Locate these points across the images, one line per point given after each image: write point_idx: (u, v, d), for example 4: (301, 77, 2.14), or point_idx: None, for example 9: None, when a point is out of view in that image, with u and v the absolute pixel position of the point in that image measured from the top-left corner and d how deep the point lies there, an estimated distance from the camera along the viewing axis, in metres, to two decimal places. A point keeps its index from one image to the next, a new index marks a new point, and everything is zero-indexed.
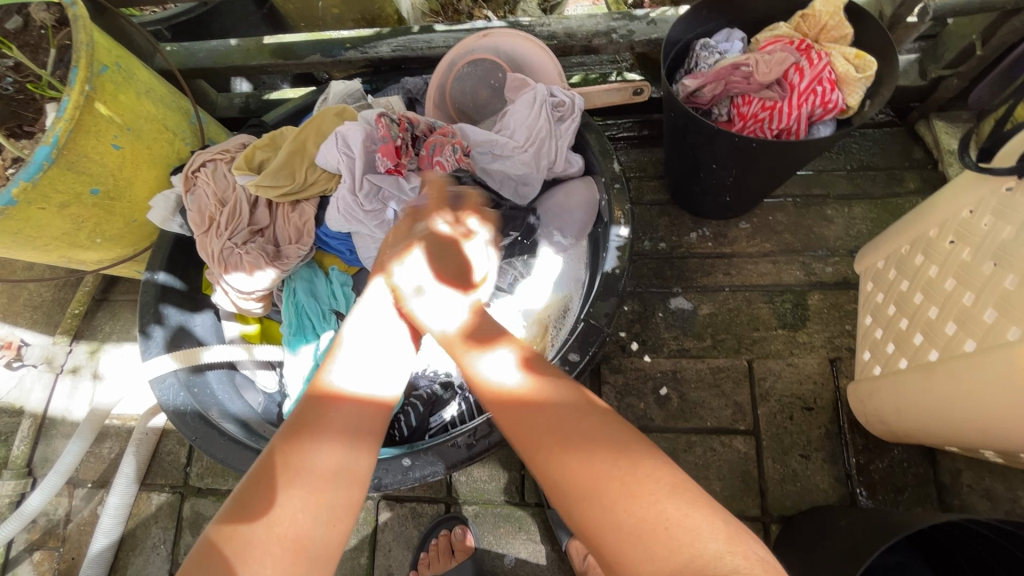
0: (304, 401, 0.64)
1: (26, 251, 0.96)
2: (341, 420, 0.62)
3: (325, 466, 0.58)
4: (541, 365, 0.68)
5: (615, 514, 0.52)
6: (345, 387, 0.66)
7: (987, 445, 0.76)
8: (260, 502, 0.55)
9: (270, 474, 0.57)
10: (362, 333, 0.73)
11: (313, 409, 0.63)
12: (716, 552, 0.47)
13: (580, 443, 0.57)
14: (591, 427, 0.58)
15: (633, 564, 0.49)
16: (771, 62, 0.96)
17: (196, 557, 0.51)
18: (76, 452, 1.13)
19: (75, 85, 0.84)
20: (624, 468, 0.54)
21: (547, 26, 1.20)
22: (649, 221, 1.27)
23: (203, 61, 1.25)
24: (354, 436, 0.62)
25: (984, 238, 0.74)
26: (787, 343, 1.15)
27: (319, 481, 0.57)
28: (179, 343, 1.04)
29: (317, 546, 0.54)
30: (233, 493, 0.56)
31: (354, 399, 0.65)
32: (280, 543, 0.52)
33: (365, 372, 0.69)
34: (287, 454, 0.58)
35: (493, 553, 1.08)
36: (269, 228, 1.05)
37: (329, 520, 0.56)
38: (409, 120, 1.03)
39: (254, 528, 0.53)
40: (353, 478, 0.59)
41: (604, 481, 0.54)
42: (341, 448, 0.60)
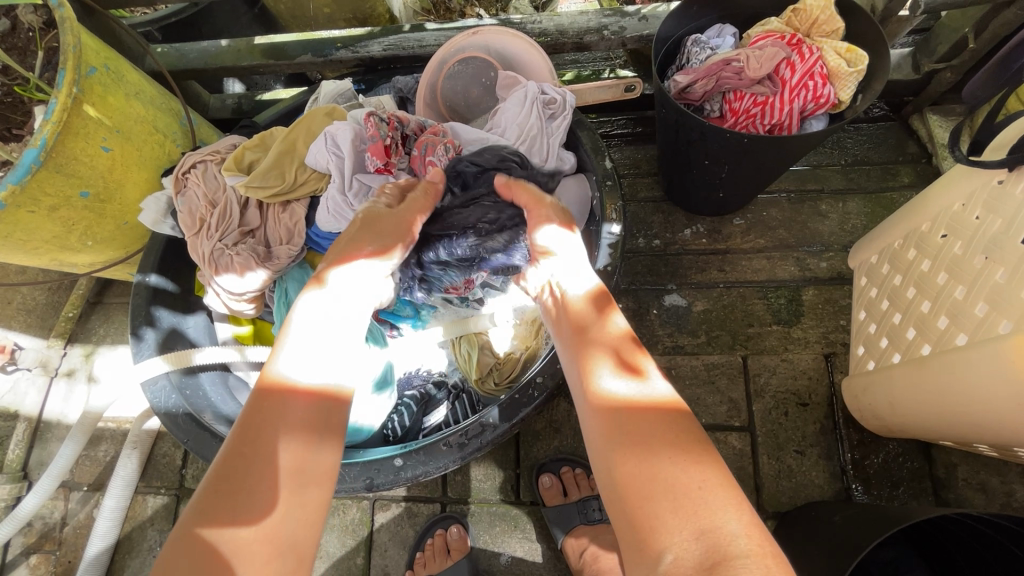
0: (254, 397, 0.61)
1: (17, 254, 0.96)
2: (307, 416, 0.61)
3: (296, 462, 0.57)
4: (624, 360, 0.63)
5: (659, 500, 0.50)
6: (296, 378, 0.62)
7: (979, 439, 0.76)
8: (231, 498, 0.54)
9: (242, 473, 0.56)
10: (310, 320, 0.69)
11: (274, 404, 0.60)
12: (734, 531, 0.47)
13: (625, 434, 0.56)
14: (651, 420, 0.56)
15: (659, 541, 0.49)
16: (762, 57, 0.96)
17: (170, 557, 0.51)
18: (69, 455, 1.12)
19: (62, 88, 0.84)
20: (638, 454, 0.54)
21: (538, 23, 1.19)
22: (643, 218, 1.27)
23: (193, 62, 1.25)
24: (320, 431, 0.61)
25: (976, 231, 0.74)
26: (782, 339, 1.14)
27: (290, 478, 0.56)
28: (172, 346, 1.03)
29: (291, 546, 0.54)
30: (195, 495, 0.55)
31: (312, 390, 0.62)
32: (255, 541, 0.52)
33: (320, 362, 0.65)
34: (258, 449, 0.57)
35: (489, 552, 1.08)
36: (260, 229, 1.04)
37: (300, 517, 0.56)
38: (398, 119, 1.02)
39: (228, 526, 0.52)
40: (319, 473, 0.59)
41: (647, 474, 0.52)
42: (307, 444, 0.59)
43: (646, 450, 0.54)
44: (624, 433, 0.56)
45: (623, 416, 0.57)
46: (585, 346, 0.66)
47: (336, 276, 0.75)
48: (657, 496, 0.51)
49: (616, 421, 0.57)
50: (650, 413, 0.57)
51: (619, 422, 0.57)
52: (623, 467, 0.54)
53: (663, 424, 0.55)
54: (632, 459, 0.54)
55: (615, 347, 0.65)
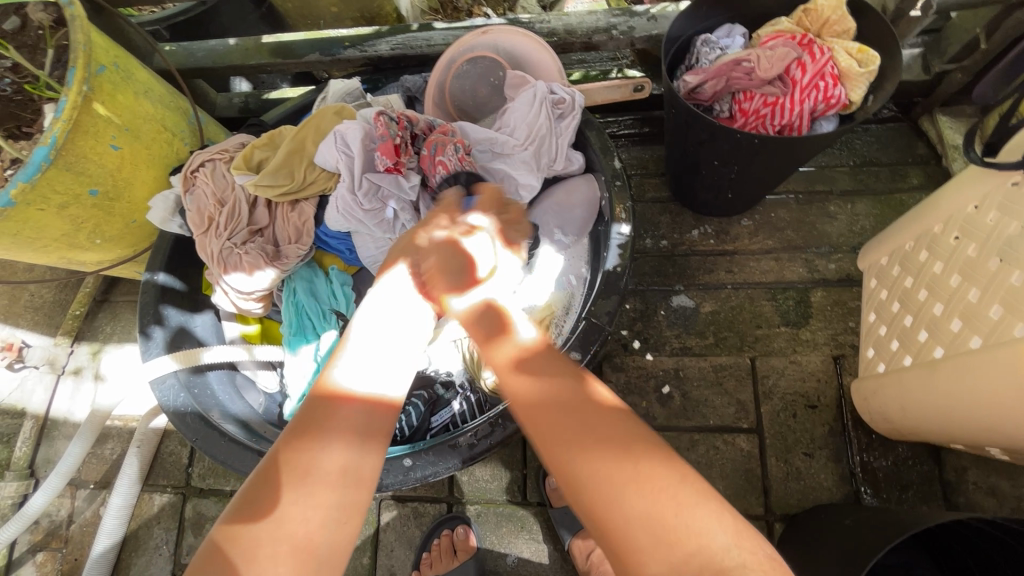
0: (309, 401, 0.62)
1: (26, 252, 0.96)
2: (351, 421, 0.60)
3: (335, 467, 0.57)
4: (541, 365, 0.64)
5: (622, 508, 0.51)
6: (350, 387, 0.63)
7: (992, 442, 0.75)
8: (266, 503, 0.54)
9: (279, 478, 0.56)
10: (370, 327, 0.70)
11: (321, 410, 0.61)
12: (723, 544, 0.48)
13: (581, 437, 0.56)
14: (602, 422, 0.57)
15: (638, 556, 0.49)
16: (773, 57, 0.95)
17: (204, 561, 0.51)
18: (77, 453, 1.12)
19: (73, 86, 0.84)
20: (610, 455, 0.54)
21: (547, 23, 1.19)
22: (651, 218, 1.27)
23: (201, 61, 1.25)
24: (364, 437, 0.60)
25: (990, 233, 0.74)
26: (790, 340, 1.14)
27: (330, 483, 0.56)
28: (180, 344, 1.03)
29: (327, 550, 0.54)
30: (232, 502, 0.55)
31: (363, 399, 0.62)
32: (288, 549, 0.52)
33: (373, 371, 0.65)
34: (294, 456, 0.57)
35: (495, 553, 1.08)
36: (269, 228, 1.05)
37: (338, 521, 0.55)
38: (408, 118, 1.02)
39: (263, 532, 0.52)
40: (359, 479, 0.58)
41: (608, 479, 0.53)
42: (349, 449, 0.59)
43: (620, 454, 0.54)
44: (582, 435, 0.56)
45: (582, 423, 0.57)
46: (528, 366, 0.64)
47: (397, 284, 0.75)
48: (629, 495, 0.51)
49: (568, 431, 0.57)
50: (606, 415, 0.58)
51: (576, 431, 0.57)
52: (590, 473, 0.54)
53: (625, 428, 0.57)
54: (599, 456, 0.54)
55: (532, 354, 0.66)
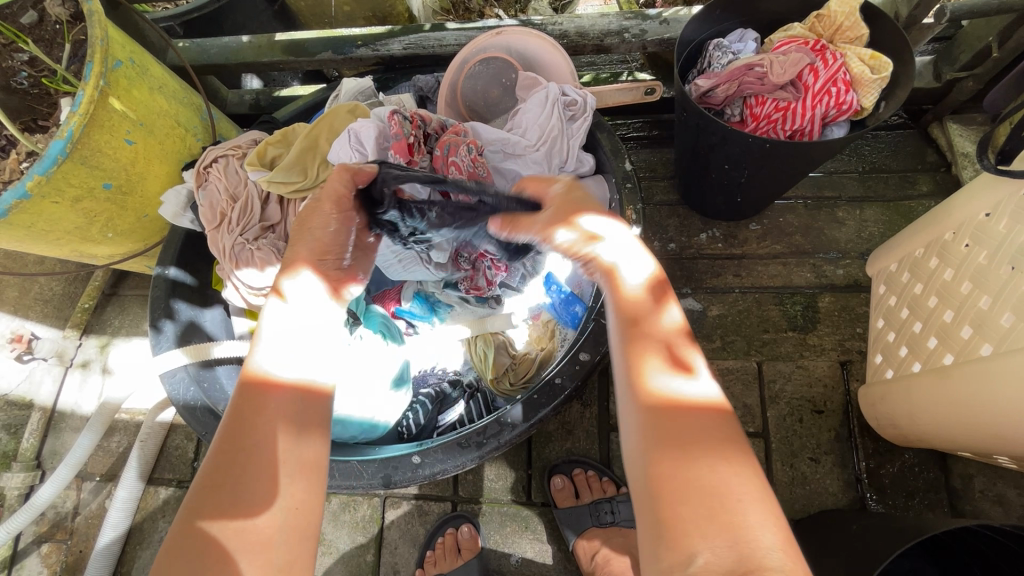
0: (236, 391, 0.58)
1: (39, 244, 0.97)
2: (285, 406, 0.57)
3: (273, 456, 0.54)
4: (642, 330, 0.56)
5: (683, 508, 0.45)
6: (276, 373, 0.58)
7: (1001, 451, 0.75)
8: (214, 496, 0.52)
9: (226, 468, 0.53)
10: (288, 312, 0.63)
11: (247, 398, 0.57)
12: (768, 543, 0.43)
13: (661, 431, 0.50)
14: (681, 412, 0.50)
15: (688, 543, 0.44)
16: (785, 63, 0.95)
17: (166, 556, 0.50)
18: (86, 446, 1.13)
19: (90, 80, 0.84)
20: (696, 455, 0.47)
21: (559, 25, 1.19)
22: (659, 221, 1.27)
23: (215, 58, 1.26)
24: (302, 422, 0.57)
25: (1003, 240, 0.74)
26: (798, 345, 1.14)
27: (273, 470, 0.54)
28: (190, 339, 1.04)
29: (285, 534, 0.52)
30: (186, 490, 0.53)
31: (292, 385, 0.59)
32: (248, 534, 0.50)
33: (296, 355, 0.60)
34: (236, 444, 0.54)
35: (499, 552, 1.08)
36: (280, 225, 1.05)
37: (291, 508, 0.53)
38: (421, 118, 1.03)
39: (217, 524, 0.51)
40: (302, 464, 0.55)
41: (682, 475, 0.47)
42: (289, 437, 0.56)
43: (698, 451, 0.48)
44: (672, 431, 0.49)
45: (672, 417, 0.50)
46: (635, 337, 0.56)
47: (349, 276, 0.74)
48: (698, 500, 0.45)
49: (659, 420, 0.50)
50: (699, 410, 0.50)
51: (669, 423, 0.50)
52: (668, 471, 0.47)
53: (715, 427, 0.50)
54: (677, 457, 0.48)
55: (643, 319, 0.57)
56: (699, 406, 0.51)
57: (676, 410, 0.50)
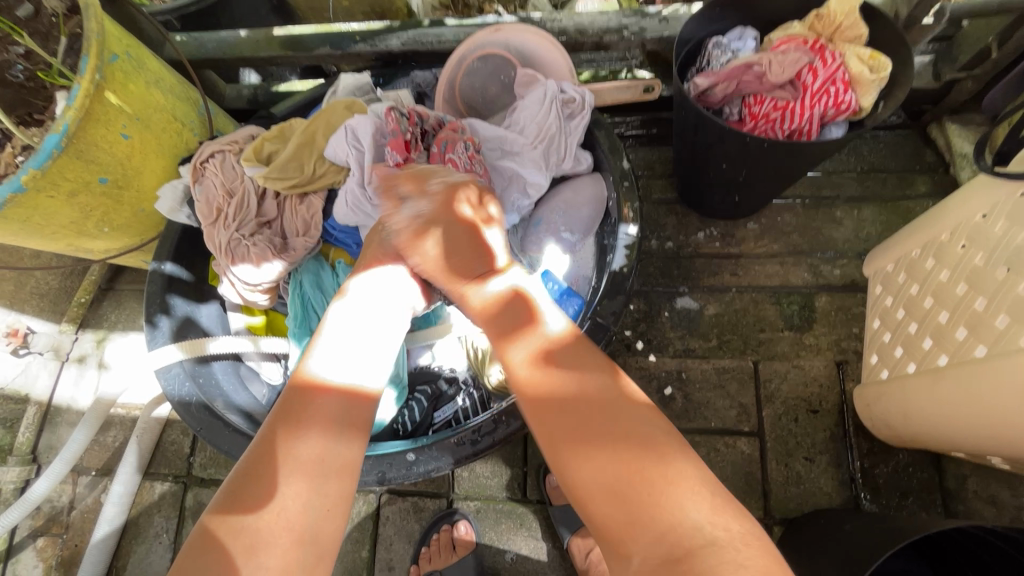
0: (287, 392, 0.66)
1: (35, 239, 0.97)
2: (329, 410, 0.64)
3: (313, 457, 0.60)
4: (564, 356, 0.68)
5: (641, 510, 0.54)
6: (326, 376, 0.67)
7: (994, 451, 0.76)
8: (251, 492, 0.57)
9: (261, 467, 0.58)
10: (344, 320, 0.74)
11: (299, 399, 0.64)
12: (709, 535, 0.52)
13: (609, 437, 0.59)
14: (626, 422, 0.60)
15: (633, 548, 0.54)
16: (784, 63, 0.95)
17: (194, 547, 0.54)
18: (82, 440, 1.13)
19: (86, 74, 0.84)
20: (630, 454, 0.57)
21: (558, 21, 1.18)
22: (657, 219, 1.27)
23: (212, 52, 1.25)
24: (340, 426, 0.63)
25: (998, 242, 0.74)
26: (794, 345, 1.14)
27: (309, 471, 0.59)
28: (186, 334, 1.04)
29: (314, 534, 0.56)
30: (223, 484, 0.58)
31: (338, 388, 0.66)
32: (278, 530, 0.55)
33: (347, 361, 0.69)
34: (279, 445, 0.60)
35: (494, 549, 1.09)
36: (277, 221, 1.05)
37: (322, 508, 0.58)
38: (418, 114, 1.02)
39: (249, 517, 0.55)
40: (340, 467, 0.61)
41: (637, 482, 0.56)
42: (330, 440, 0.62)
43: (653, 461, 0.56)
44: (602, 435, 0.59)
45: (610, 422, 0.60)
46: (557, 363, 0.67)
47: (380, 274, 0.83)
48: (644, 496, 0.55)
49: (588, 431, 0.60)
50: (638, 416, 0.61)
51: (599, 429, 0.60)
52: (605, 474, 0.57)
53: (649, 426, 0.60)
54: (604, 456, 0.58)
55: (567, 353, 0.68)
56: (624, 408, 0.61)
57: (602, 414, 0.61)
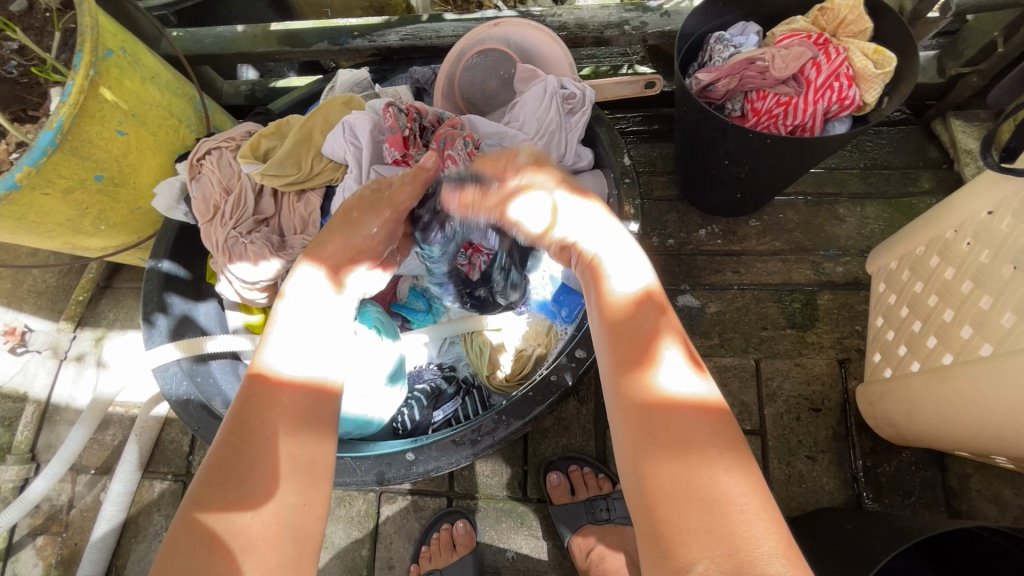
0: (244, 388, 0.61)
1: (31, 237, 0.96)
2: (294, 406, 0.60)
3: (280, 458, 0.57)
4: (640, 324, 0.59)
5: (687, 518, 0.47)
6: (285, 372, 0.61)
7: (999, 451, 0.75)
8: (223, 493, 0.54)
9: (231, 466, 0.56)
10: (302, 306, 0.68)
11: (258, 395, 0.60)
12: (769, 550, 0.45)
13: (665, 432, 0.51)
14: (678, 416, 0.52)
15: (688, 552, 0.46)
16: (788, 57, 0.94)
17: (171, 544, 0.53)
18: (79, 440, 1.13)
19: (79, 70, 0.83)
20: (692, 460, 0.49)
21: (558, 16, 1.17)
22: (658, 216, 1.26)
23: (209, 48, 1.24)
24: (311, 422, 0.60)
25: (1004, 239, 0.73)
26: (796, 343, 1.13)
27: (280, 473, 0.56)
28: (183, 333, 1.03)
29: (291, 535, 0.55)
30: (192, 482, 0.56)
31: (301, 383, 0.61)
32: (252, 535, 0.53)
33: (308, 354, 0.64)
34: (248, 445, 0.57)
35: (494, 548, 1.08)
36: (275, 218, 1.04)
37: (297, 506, 0.56)
38: (417, 110, 1.01)
39: (221, 518, 0.53)
40: (311, 466, 0.58)
41: (676, 484, 0.49)
42: (298, 436, 0.58)
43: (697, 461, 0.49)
44: (665, 436, 0.51)
45: (659, 416, 0.52)
46: (620, 336, 0.58)
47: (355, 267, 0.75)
48: (709, 507, 0.47)
49: (646, 423, 0.53)
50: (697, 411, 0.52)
51: (673, 429, 0.51)
52: (664, 476, 0.50)
53: (710, 430, 0.51)
54: (666, 455, 0.50)
55: (634, 321, 0.59)
56: (697, 406, 0.52)
57: (668, 411, 0.52)
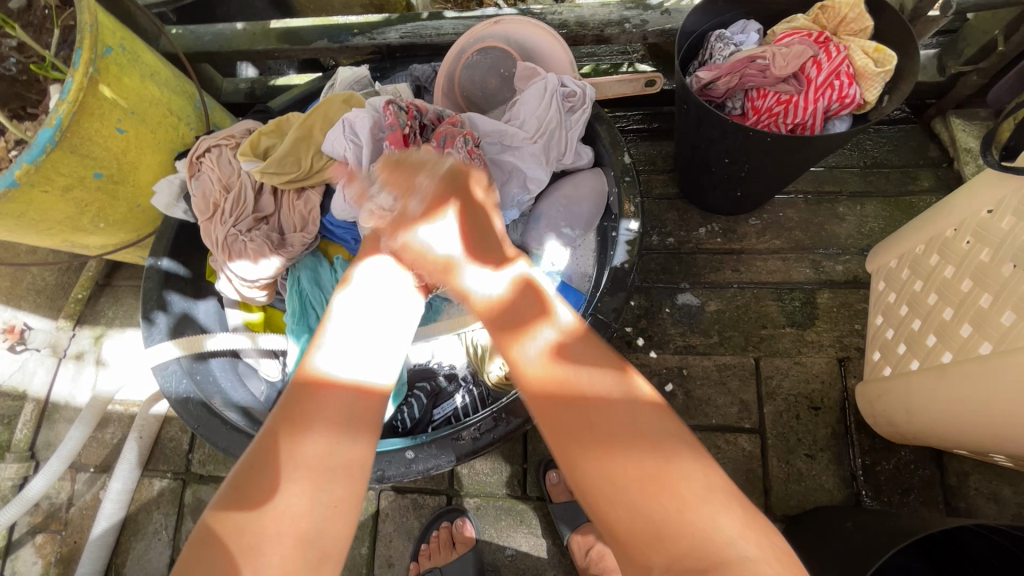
0: (292, 389, 0.65)
1: (30, 234, 0.96)
2: (336, 407, 0.63)
3: (319, 456, 0.59)
4: (577, 351, 0.65)
5: (637, 509, 0.54)
6: (334, 373, 0.66)
7: (998, 449, 0.75)
8: (254, 488, 0.56)
9: (266, 467, 0.58)
10: (347, 317, 0.73)
11: (304, 396, 0.64)
12: (729, 535, 0.51)
13: (611, 437, 0.57)
14: (617, 417, 0.58)
15: (646, 553, 0.53)
16: (788, 55, 0.94)
17: (198, 543, 0.54)
18: (78, 437, 1.12)
19: (79, 67, 0.83)
20: (646, 455, 0.55)
21: (558, 14, 1.17)
22: (658, 215, 1.26)
23: (208, 45, 1.24)
24: (350, 423, 0.62)
25: (1004, 238, 0.73)
26: (796, 342, 1.13)
27: (315, 473, 0.58)
28: (183, 331, 1.03)
29: (319, 538, 0.55)
30: (227, 479, 0.58)
31: (347, 385, 0.65)
32: (281, 535, 0.54)
33: (353, 359, 0.68)
34: (282, 445, 0.59)
35: (494, 546, 1.08)
36: (274, 216, 1.04)
37: (328, 507, 0.57)
38: (417, 108, 1.01)
39: (247, 515, 0.55)
40: (346, 468, 0.60)
41: (626, 479, 0.55)
42: (337, 438, 0.61)
43: (648, 457, 0.55)
44: (601, 433, 0.58)
45: (607, 423, 0.58)
46: (551, 370, 0.64)
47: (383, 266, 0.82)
48: (659, 498, 0.53)
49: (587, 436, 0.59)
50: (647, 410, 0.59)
51: (624, 425, 0.58)
52: (618, 473, 0.55)
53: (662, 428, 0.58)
54: (613, 458, 0.56)
55: (574, 349, 0.65)
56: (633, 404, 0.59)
57: (609, 408, 0.59)
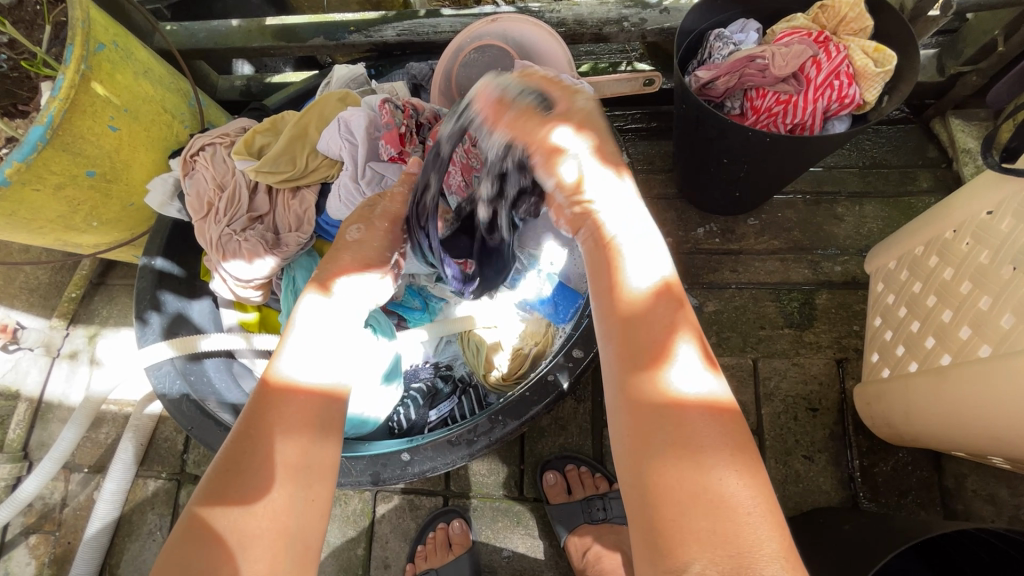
0: (256, 393, 0.61)
1: (22, 233, 0.95)
2: (305, 408, 0.60)
3: (289, 459, 0.56)
4: (651, 327, 0.54)
5: (681, 511, 0.46)
6: (299, 378, 0.61)
7: (996, 452, 0.75)
8: (228, 491, 0.54)
9: (236, 467, 0.56)
10: (312, 323, 0.67)
11: (270, 398, 0.60)
12: (763, 537, 0.45)
13: (670, 442, 0.49)
14: (682, 426, 0.49)
15: (683, 552, 0.45)
16: (788, 55, 0.93)
17: (177, 547, 0.53)
18: (71, 439, 1.11)
19: (70, 64, 0.82)
20: (686, 464, 0.47)
21: (557, 12, 1.16)
22: (657, 215, 1.25)
23: (203, 42, 1.22)
24: (319, 426, 0.59)
25: (1005, 240, 0.72)
26: (794, 342, 1.13)
27: (287, 476, 0.56)
28: (177, 331, 1.02)
29: (297, 537, 0.55)
30: (203, 480, 0.56)
31: (315, 389, 0.61)
32: (258, 541, 0.52)
33: (319, 362, 0.63)
34: (253, 448, 0.57)
35: (490, 547, 1.08)
36: (269, 216, 1.03)
37: (305, 507, 0.56)
38: (414, 106, 1.00)
39: (223, 518, 0.53)
40: (319, 467, 0.58)
41: (677, 486, 0.47)
42: (308, 440, 0.58)
43: (703, 463, 0.47)
44: (671, 440, 0.49)
45: (668, 421, 0.50)
46: (631, 331, 0.55)
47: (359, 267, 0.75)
48: (696, 500, 0.46)
49: (651, 428, 0.50)
50: (705, 413, 0.50)
51: (663, 425, 0.50)
52: (661, 479, 0.48)
53: (725, 435, 0.49)
54: (669, 467, 0.48)
55: (651, 318, 0.55)
56: (706, 411, 0.50)
57: (672, 409, 0.50)
